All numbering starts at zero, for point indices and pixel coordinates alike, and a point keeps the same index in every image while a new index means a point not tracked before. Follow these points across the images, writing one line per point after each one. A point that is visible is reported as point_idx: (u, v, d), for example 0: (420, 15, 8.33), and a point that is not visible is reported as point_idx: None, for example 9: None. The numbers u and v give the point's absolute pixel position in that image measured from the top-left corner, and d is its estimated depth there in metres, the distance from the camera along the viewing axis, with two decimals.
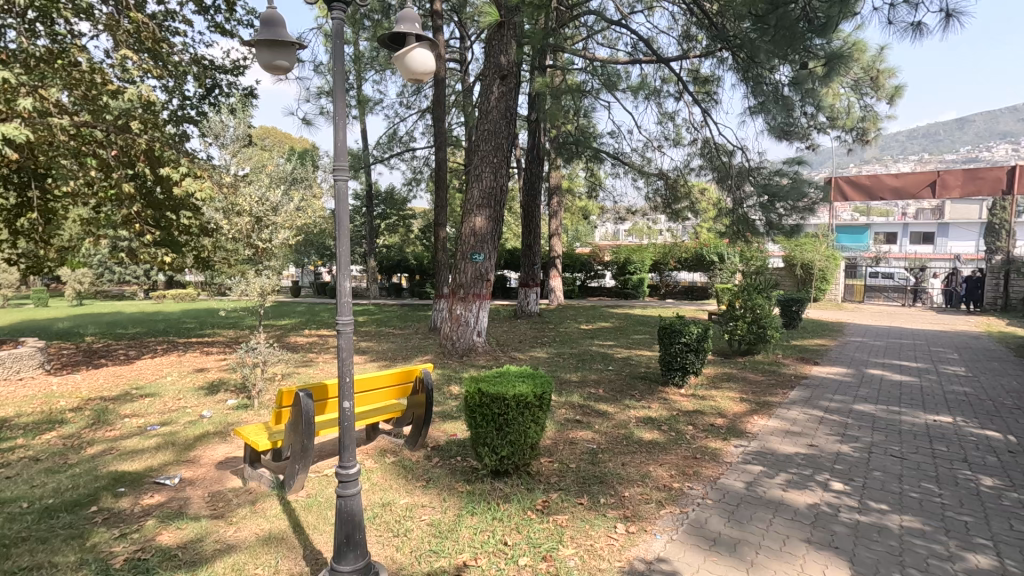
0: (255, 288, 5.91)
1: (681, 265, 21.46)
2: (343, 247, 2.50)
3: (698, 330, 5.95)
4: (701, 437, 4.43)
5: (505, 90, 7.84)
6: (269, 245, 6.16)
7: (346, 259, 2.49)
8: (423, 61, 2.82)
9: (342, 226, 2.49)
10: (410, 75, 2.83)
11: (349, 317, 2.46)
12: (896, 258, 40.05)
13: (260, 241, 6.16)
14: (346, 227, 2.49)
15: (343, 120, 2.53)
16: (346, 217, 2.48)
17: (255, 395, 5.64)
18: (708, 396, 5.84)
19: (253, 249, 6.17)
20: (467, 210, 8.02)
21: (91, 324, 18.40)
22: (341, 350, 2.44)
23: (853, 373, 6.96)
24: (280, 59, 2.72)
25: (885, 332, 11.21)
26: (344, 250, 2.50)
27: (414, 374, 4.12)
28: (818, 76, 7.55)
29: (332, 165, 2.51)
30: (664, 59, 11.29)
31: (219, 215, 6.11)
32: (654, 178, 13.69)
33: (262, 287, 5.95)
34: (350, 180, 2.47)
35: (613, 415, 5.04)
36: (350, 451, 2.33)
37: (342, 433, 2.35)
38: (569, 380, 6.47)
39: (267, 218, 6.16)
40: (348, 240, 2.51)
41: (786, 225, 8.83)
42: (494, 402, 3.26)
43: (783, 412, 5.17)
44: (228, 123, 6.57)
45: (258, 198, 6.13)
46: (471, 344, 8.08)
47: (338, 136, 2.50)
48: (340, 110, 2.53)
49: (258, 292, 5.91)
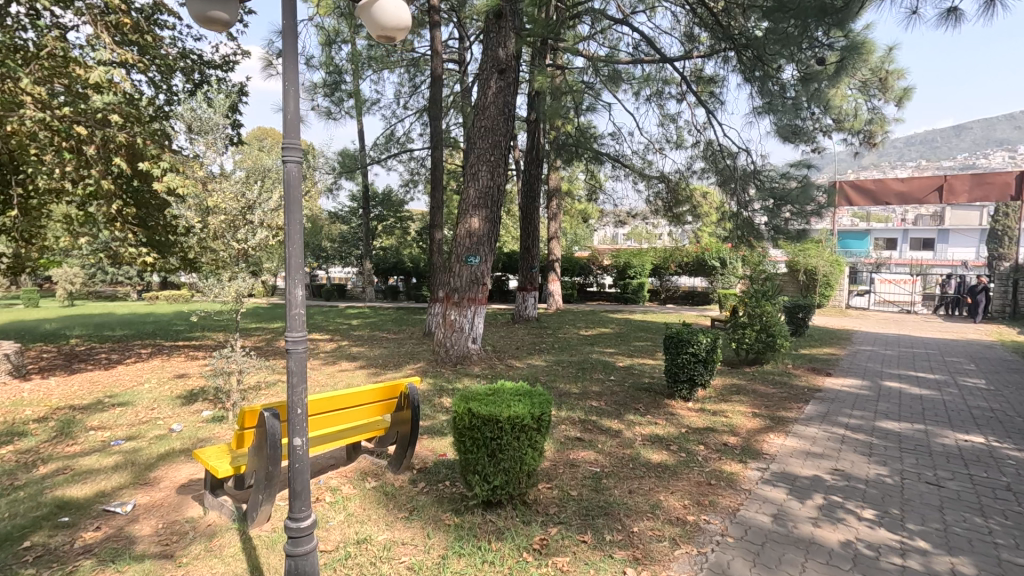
0: (228, 292, 5.75)
1: (682, 270, 21.14)
2: (294, 245, 2.11)
3: (707, 340, 5.59)
4: (715, 459, 4.04)
5: (503, 85, 7.46)
6: (246, 246, 5.81)
7: (297, 261, 2.11)
8: (395, 13, 2.46)
9: (292, 221, 2.10)
10: (378, 29, 2.47)
11: (302, 333, 2.11)
12: (896, 264, 39.80)
13: (236, 242, 5.78)
14: (299, 223, 2.11)
15: (297, 91, 2.14)
16: (298, 208, 2.08)
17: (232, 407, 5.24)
18: (718, 410, 5.45)
19: (229, 250, 5.81)
20: (462, 211, 7.64)
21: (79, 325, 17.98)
22: (293, 375, 2.10)
23: (869, 385, 6.59)
24: (215, 9, 2.36)
25: (895, 340, 10.83)
26: (296, 250, 2.12)
27: (399, 390, 3.74)
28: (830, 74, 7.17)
29: (281, 143, 2.12)
30: (666, 59, 10.97)
31: (191, 212, 5.65)
32: (655, 180, 13.33)
33: (237, 291, 5.82)
34: (301, 163, 2.11)
35: (619, 432, 4.64)
36: (303, 500, 2.08)
37: (294, 479, 2.08)
38: (570, 392, 6.08)
39: (242, 217, 5.73)
40: (300, 240, 2.13)
41: (793, 229, 8.40)
42: (485, 426, 2.87)
43: (801, 429, 4.78)
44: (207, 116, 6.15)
45: (234, 195, 5.66)
46: (466, 352, 7.67)
47: (288, 108, 2.11)
48: (293, 79, 2.14)
49: (233, 296, 5.79)
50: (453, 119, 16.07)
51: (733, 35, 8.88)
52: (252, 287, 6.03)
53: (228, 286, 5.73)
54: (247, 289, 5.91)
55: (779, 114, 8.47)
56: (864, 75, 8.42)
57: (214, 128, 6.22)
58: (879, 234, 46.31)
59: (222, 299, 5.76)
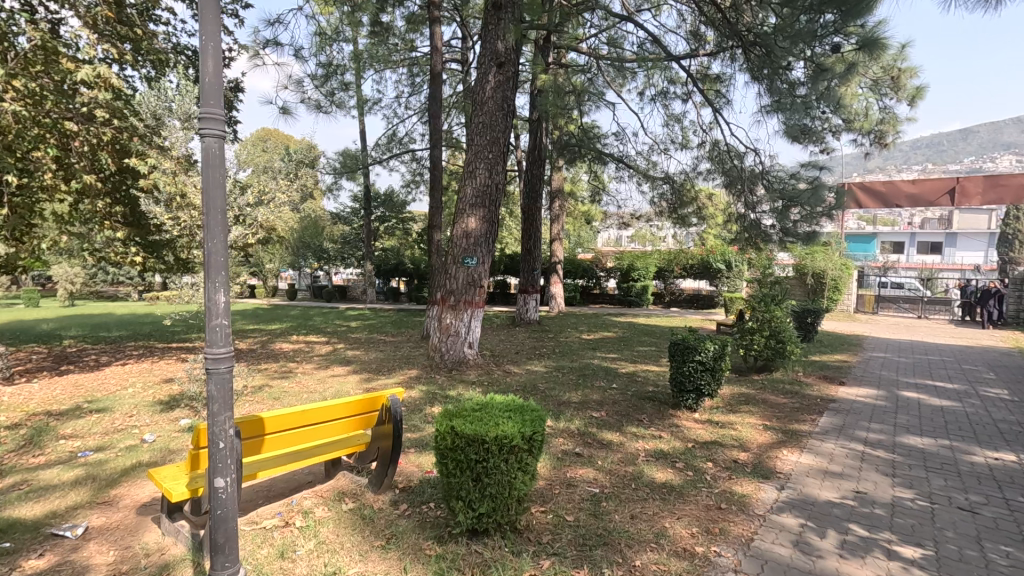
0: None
1: (687, 273, 20.79)
2: (214, 246, 1.88)
3: (715, 347, 5.28)
4: (724, 478, 3.72)
5: (501, 79, 7.17)
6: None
7: (219, 261, 1.89)
8: None
9: (211, 210, 1.87)
10: None
11: (225, 349, 1.89)
12: (904, 268, 39.27)
13: None
14: (219, 212, 1.88)
15: (215, 48, 1.86)
16: (218, 195, 1.87)
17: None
18: (726, 422, 5.11)
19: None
20: (459, 210, 7.35)
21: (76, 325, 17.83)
22: (214, 402, 1.90)
23: (886, 395, 6.26)
24: None
25: (907, 346, 10.46)
26: (215, 250, 1.89)
27: (380, 402, 3.43)
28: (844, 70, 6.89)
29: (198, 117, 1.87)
30: (672, 58, 10.67)
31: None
32: (660, 181, 13.03)
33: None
34: (220, 139, 1.87)
35: (620, 446, 4.32)
36: (224, 552, 1.97)
37: (215, 528, 1.95)
38: (570, 400, 5.77)
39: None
40: (220, 238, 1.89)
41: (801, 232, 8.00)
42: (469, 447, 2.56)
43: (817, 444, 4.44)
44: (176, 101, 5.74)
45: None
46: (462, 357, 7.37)
47: (206, 72, 1.84)
48: (211, 34, 1.87)
49: None
50: (454, 118, 15.79)
51: (740, 31, 8.61)
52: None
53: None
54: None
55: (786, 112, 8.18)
56: (874, 73, 8.10)
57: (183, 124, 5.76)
58: (885, 237, 45.83)
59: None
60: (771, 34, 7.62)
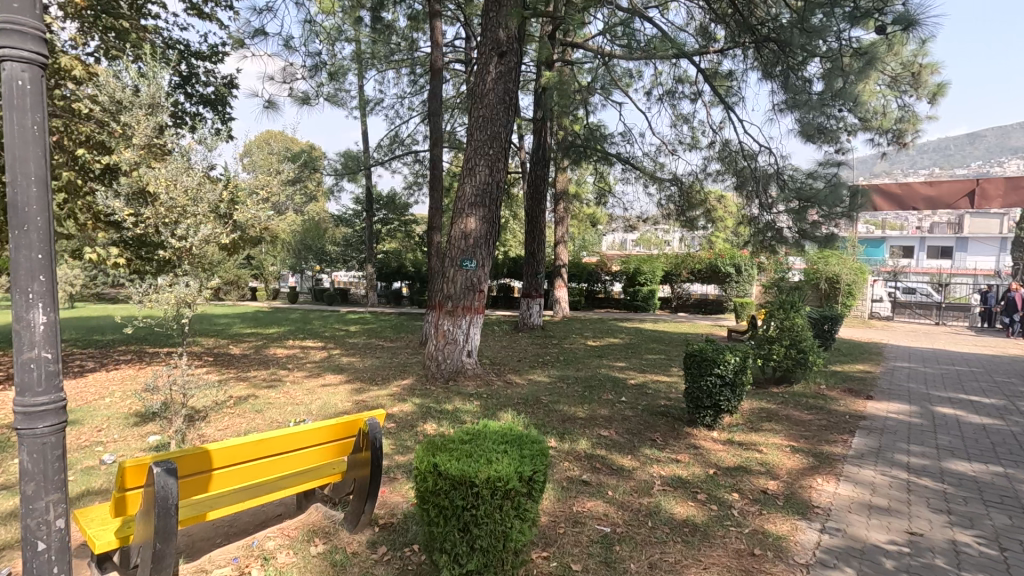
0: (167, 299, 4.83)
1: (694, 277, 20.29)
2: (30, 240, 1.49)
3: (736, 360, 4.81)
4: (755, 513, 3.24)
5: (503, 70, 6.71)
6: (186, 244, 5.01)
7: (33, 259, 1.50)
8: None
9: (20, 186, 1.47)
10: None
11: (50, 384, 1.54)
12: (915, 272, 38.58)
13: (176, 239, 5.02)
14: (36, 192, 1.50)
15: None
16: (39, 168, 1.50)
17: (174, 435, 4.46)
18: (749, 443, 4.61)
19: (171, 248, 5.12)
20: (457, 210, 6.88)
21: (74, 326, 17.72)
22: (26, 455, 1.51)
23: (919, 411, 5.77)
24: None
25: (932, 356, 9.93)
26: (29, 243, 1.50)
27: (357, 426, 2.97)
28: (854, 71, 6.52)
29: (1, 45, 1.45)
30: (680, 56, 10.21)
31: (122, 202, 5.09)
32: (668, 183, 12.52)
33: (180, 297, 4.90)
34: (31, 82, 1.51)
35: (632, 473, 3.85)
36: None
37: None
38: (576, 416, 5.30)
39: (183, 210, 4.99)
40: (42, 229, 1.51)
41: (820, 234, 7.37)
42: (455, 489, 2.11)
43: (854, 471, 3.94)
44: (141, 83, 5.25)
45: (170, 180, 4.94)
46: (459, 366, 6.89)
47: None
48: None
49: (173, 303, 4.84)
50: (457, 118, 15.36)
51: (753, 26, 8.06)
52: (200, 293, 5.11)
53: (167, 290, 4.80)
54: (194, 296, 4.99)
55: (801, 110, 7.32)
56: (891, 68, 7.34)
57: (142, 116, 5.23)
58: (895, 241, 45.19)
59: (162, 309, 4.83)
60: (788, 27, 7.10)
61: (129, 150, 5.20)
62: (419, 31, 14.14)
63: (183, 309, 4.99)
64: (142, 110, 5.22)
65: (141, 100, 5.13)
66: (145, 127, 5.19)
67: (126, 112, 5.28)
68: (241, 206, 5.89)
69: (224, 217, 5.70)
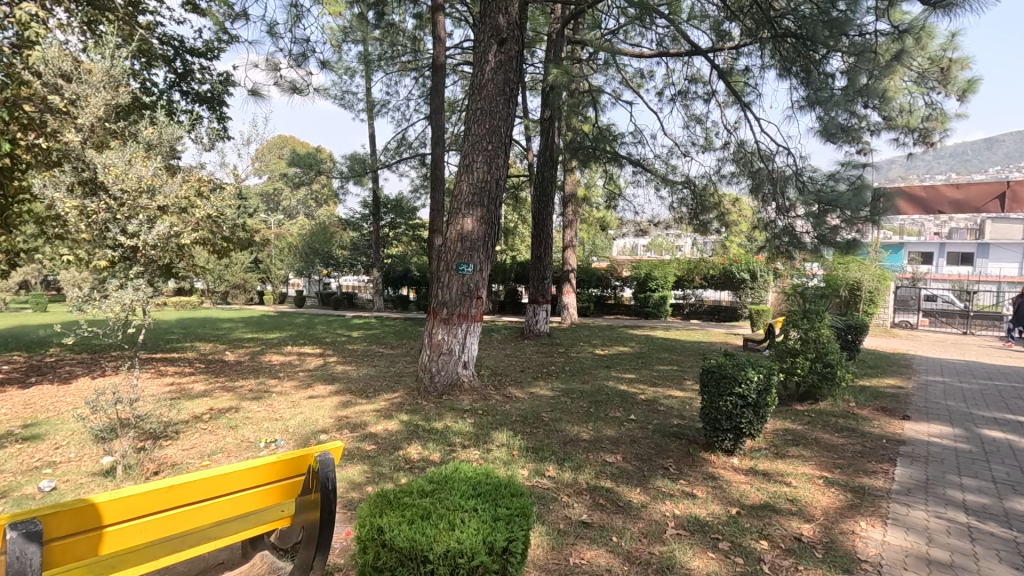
0: (112, 305, 4.16)
1: (707, 283, 19.62)
2: None
3: (760, 377, 4.26)
4: (790, 569, 2.69)
5: (503, 57, 6.22)
6: (137, 242, 4.42)
7: None
8: None
9: None
10: None
11: None
12: (936, 279, 37.42)
13: (126, 236, 4.42)
14: None
15: None
16: None
17: (118, 458, 3.88)
18: (775, 472, 4.06)
19: (121, 246, 4.49)
20: (452, 210, 6.37)
21: (72, 331, 17.50)
22: None
23: (964, 434, 5.17)
24: None
25: (965, 369, 9.26)
26: None
27: (306, 462, 2.47)
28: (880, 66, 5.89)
29: None
30: (693, 53, 9.67)
31: (64, 193, 4.40)
32: (680, 185, 11.94)
33: (127, 304, 4.21)
34: None
35: (641, 511, 3.30)
36: None
37: None
38: (580, 438, 4.75)
39: (134, 203, 4.41)
40: None
41: (841, 240, 6.69)
42: (404, 566, 1.61)
43: (902, 512, 3.35)
44: (97, 65, 4.77)
45: (119, 169, 4.33)
46: (455, 378, 6.35)
47: None
48: None
49: (120, 310, 4.16)
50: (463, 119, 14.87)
51: (772, 18, 7.39)
52: (151, 298, 4.48)
53: (112, 295, 4.12)
54: (144, 301, 4.30)
55: (822, 108, 6.65)
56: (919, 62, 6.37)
57: (97, 95, 4.72)
58: (912, 247, 44.09)
59: (105, 316, 4.13)
60: (808, 18, 6.52)
61: (76, 133, 4.67)
62: (424, 30, 13.72)
63: (131, 316, 4.34)
64: (98, 88, 4.72)
65: (99, 78, 4.65)
66: (95, 109, 4.68)
67: (77, 84, 4.75)
68: (207, 200, 5.07)
69: (189, 213, 4.83)
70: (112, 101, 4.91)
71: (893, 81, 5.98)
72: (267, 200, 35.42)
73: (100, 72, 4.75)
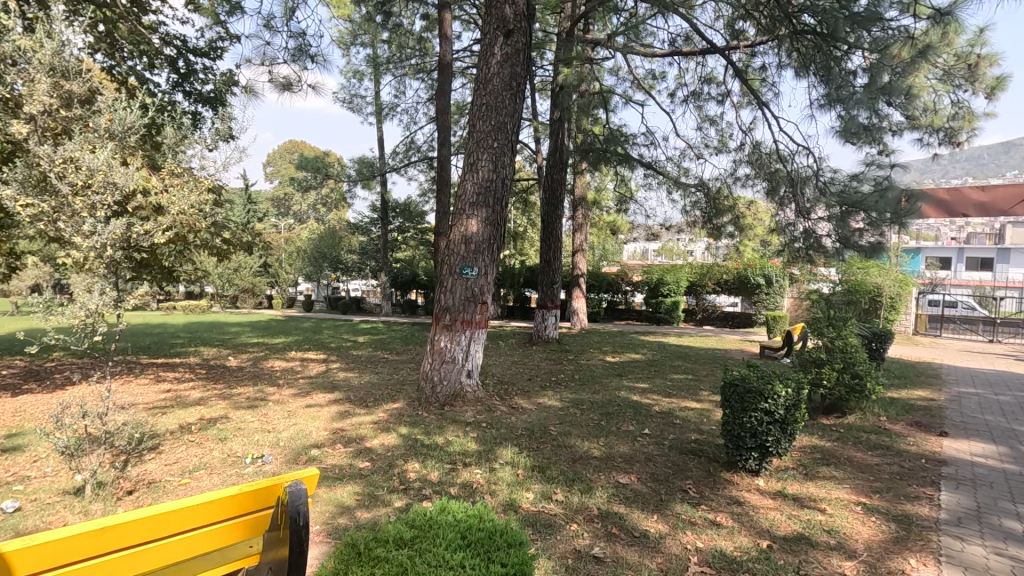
0: (76, 312, 3.81)
1: (721, 288, 19.13)
2: None
3: (789, 392, 3.88)
4: None
5: (509, 51, 5.92)
6: (92, 242, 3.82)
7: None
8: None
9: None
10: None
11: None
12: (955, 285, 36.47)
13: (78, 235, 3.83)
14: None
15: None
16: None
17: (88, 476, 3.59)
18: (806, 496, 3.68)
19: (74, 250, 3.91)
20: (456, 211, 6.05)
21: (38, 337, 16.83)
22: None
23: (1009, 453, 4.75)
24: None
25: (998, 380, 8.75)
26: None
27: (274, 493, 2.13)
28: (904, 61, 5.51)
29: None
30: (705, 52, 9.31)
31: (17, 190, 4.16)
32: (693, 188, 11.41)
33: (92, 309, 3.85)
34: None
35: (659, 543, 2.94)
36: None
37: None
38: (590, 455, 4.40)
39: (85, 199, 3.83)
40: None
41: (865, 243, 6.32)
42: None
43: (956, 548, 2.97)
44: (47, 48, 4.40)
45: (68, 160, 3.91)
46: (457, 388, 6.02)
47: None
48: None
49: (85, 316, 3.81)
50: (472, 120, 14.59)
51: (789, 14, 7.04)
52: (120, 303, 4.09)
53: (77, 301, 3.78)
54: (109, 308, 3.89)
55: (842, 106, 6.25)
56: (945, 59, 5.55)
57: (41, 80, 4.40)
58: (930, 251, 43.12)
59: (70, 322, 3.84)
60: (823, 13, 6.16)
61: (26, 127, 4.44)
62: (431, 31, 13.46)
63: (97, 324, 3.95)
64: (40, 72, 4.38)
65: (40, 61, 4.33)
66: (40, 98, 4.39)
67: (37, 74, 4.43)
68: (179, 195, 4.59)
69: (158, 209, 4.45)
70: (69, 90, 4.51)
71: (918, 78, 5.56)
72: (278, 204, 35.39)
73: (48, 56, 4.41)
